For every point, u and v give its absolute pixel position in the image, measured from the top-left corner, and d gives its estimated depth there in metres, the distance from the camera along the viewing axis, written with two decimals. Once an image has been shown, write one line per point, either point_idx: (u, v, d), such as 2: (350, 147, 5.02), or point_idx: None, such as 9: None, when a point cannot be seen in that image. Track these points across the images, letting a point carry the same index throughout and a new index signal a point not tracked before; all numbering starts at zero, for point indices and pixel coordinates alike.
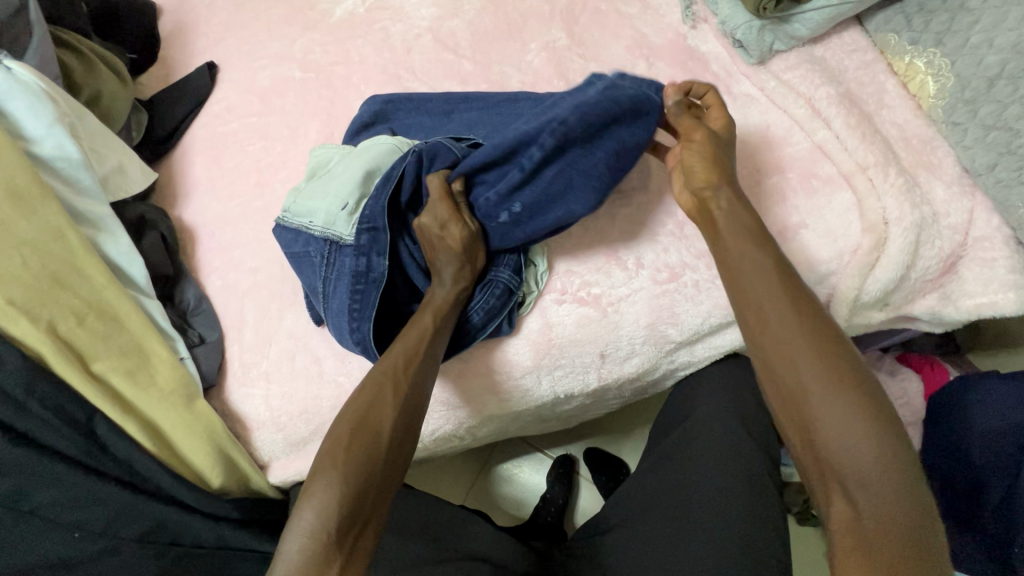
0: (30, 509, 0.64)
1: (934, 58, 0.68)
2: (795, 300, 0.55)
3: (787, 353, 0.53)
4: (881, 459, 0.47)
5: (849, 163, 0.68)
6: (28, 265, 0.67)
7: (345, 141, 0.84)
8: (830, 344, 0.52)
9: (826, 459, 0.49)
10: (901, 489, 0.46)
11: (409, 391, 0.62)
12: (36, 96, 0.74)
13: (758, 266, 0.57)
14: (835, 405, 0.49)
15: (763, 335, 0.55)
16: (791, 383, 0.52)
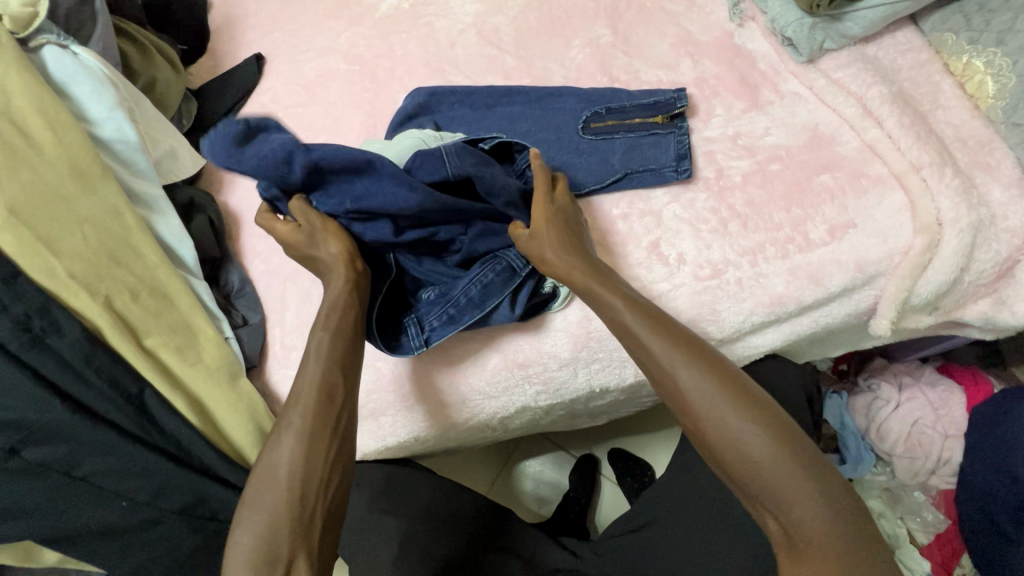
0: (81, 476, 0.67)
1: (994, 57, 0.67)
2: (660, 336, 0.57)
3: (686, 401, 0.54)
4: (795, 474, 0.49)
5: (902, 163, 0.67)
6: (88, 241, 0.69)
7: (388, 132, 0.84)
8: (702, 367, 0.55)
9: (749, 490, 0.51)
10: (806, 483, 0.49)
11: (311, 418, 0.58)
12: (100, 81, 0.77)
13: (639, 313, 0.59)
14: (736, 429, 0.51)
15: (656, 379, 0.56)
16: (703, 428, 0.53)
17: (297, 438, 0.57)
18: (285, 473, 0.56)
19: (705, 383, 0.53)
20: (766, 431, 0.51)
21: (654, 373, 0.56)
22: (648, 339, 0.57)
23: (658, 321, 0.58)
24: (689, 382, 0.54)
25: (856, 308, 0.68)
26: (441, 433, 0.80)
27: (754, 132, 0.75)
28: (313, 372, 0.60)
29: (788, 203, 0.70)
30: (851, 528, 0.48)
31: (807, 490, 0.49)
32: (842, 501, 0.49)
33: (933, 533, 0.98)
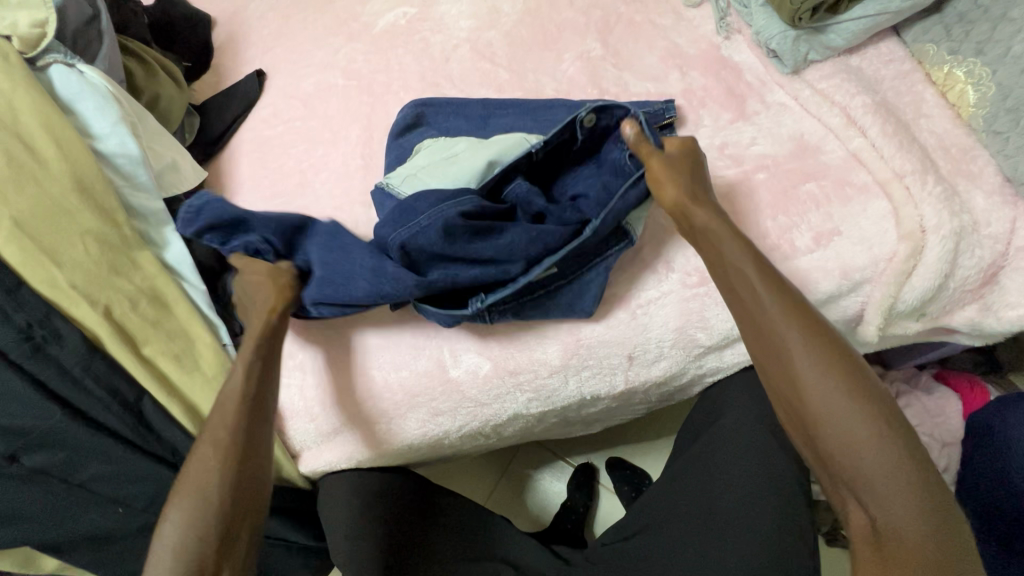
0: (79, 482, 0.68)
1: (974, 67, 0.68)
2: (792, 311, 0.55)
3: (795, 371, 0.53)
4: (901, 464, 0.49)
5: (885, 171, 0.68)
6: (89, 251, 0.71)
7: (389, 141, 0.86)
8: (831, 348, 0.53)
9: (841, 473, 0.50)
10: (912, 491, 0.48)
11: (225, 440, 0.61)
12: (104, 98, 0.80)
13: (760, 277, 0.58)
14: (841, 418, 0.51)
15: (765, 353, 0.56)
16: (804, 402, 0.52)
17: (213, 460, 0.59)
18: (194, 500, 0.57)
19: (820, 359, 0.53)
20: (875, 419, 0.50)
21: (761, 338, 0.56)
22: (764, 303, 0.56)
23: (778, 287, 0.57)
24: (804, 354, 0.53)
25: (843, 314, 0.69)
26: (435, 441, 0.81)
27: (741, 141, 0.76)
28: (222, 402, 0.64)
29: (775, 211, 0.70)
30: (950, 539, 0.47)
31: (905, 482, 0.48)
32: (945, 510, 0.48)
33: None
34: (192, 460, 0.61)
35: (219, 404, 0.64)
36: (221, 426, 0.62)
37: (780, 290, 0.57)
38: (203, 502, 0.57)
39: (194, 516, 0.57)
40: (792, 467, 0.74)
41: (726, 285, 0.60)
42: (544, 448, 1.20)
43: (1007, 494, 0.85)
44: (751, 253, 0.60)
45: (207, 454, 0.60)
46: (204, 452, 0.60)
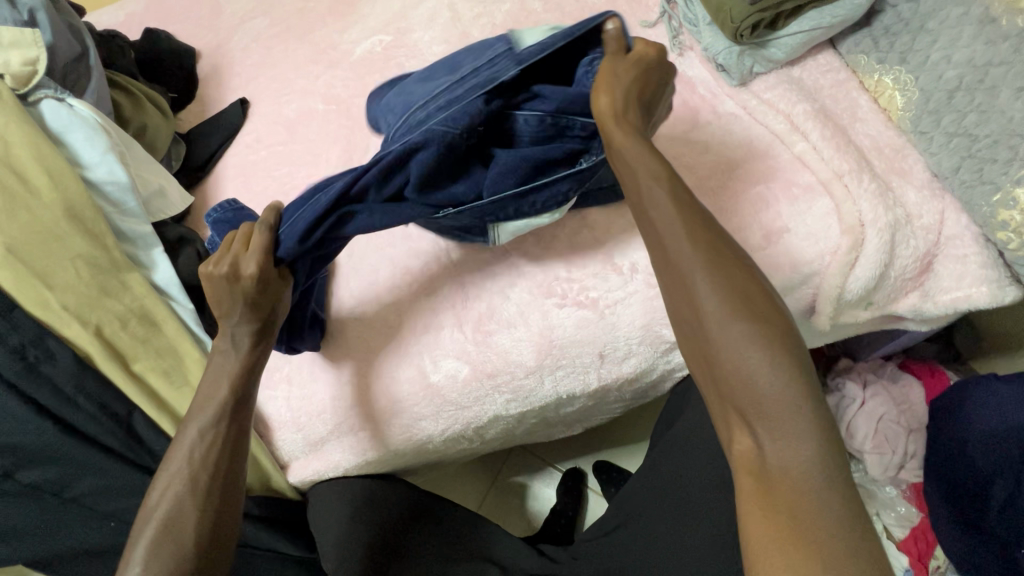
0: (71, 497, 0.71)
1: (900, 74, 0.74)
2: (707, 237, 0.55)
3: (699, 297, 0.54)
4: (790, 392, 0.49)
5: (826, 171, 0.73)
6: (81, 275, 0.74)
7: None
8: (734, 271, 0.54)
9: (737, 399, 0.51)
10: (796, 417, 0.49)
11: (208, 463, 0.65)
12: (93, 128, 0.84)
13: (669, 206, 0.57)
14: (739, 345, 0.51)
15: (675, 276, 0.56)
16: (707, 327, 0.53)
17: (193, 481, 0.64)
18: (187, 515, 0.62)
19: (722, 282, 0.53)
20: (773, 345, 0.51)
21: (669, 264, 0.56)
22: (670, 229, 0.56)
23: (688, 213, 0.57)
24: (706, 280, 0.53)
25: (797, 306, 0.74)
26: (420, 445, 0.84)
27: (696, 149, 0.81)
28: (193, 427, 0.66)
29: (728, 212, 0.75)
30: (840, 471, 0.49)
31: (798, 406, 0.49)
32: (830, 443, 0.49)
33: (908, 527, 1.01)
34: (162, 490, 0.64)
35: (194, 440, 0.66)
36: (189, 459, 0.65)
37: (686, 212, 0.56)
38: (175, 522, 0.61)
39: (166, 535, 0.61)
40: None
41: (637, 210, 0.59)
42: (532, 454, 1.23)
43: (970, 474, 0.88)
44: (669, 174, 0.58)
45: (177, 481, 0.64)
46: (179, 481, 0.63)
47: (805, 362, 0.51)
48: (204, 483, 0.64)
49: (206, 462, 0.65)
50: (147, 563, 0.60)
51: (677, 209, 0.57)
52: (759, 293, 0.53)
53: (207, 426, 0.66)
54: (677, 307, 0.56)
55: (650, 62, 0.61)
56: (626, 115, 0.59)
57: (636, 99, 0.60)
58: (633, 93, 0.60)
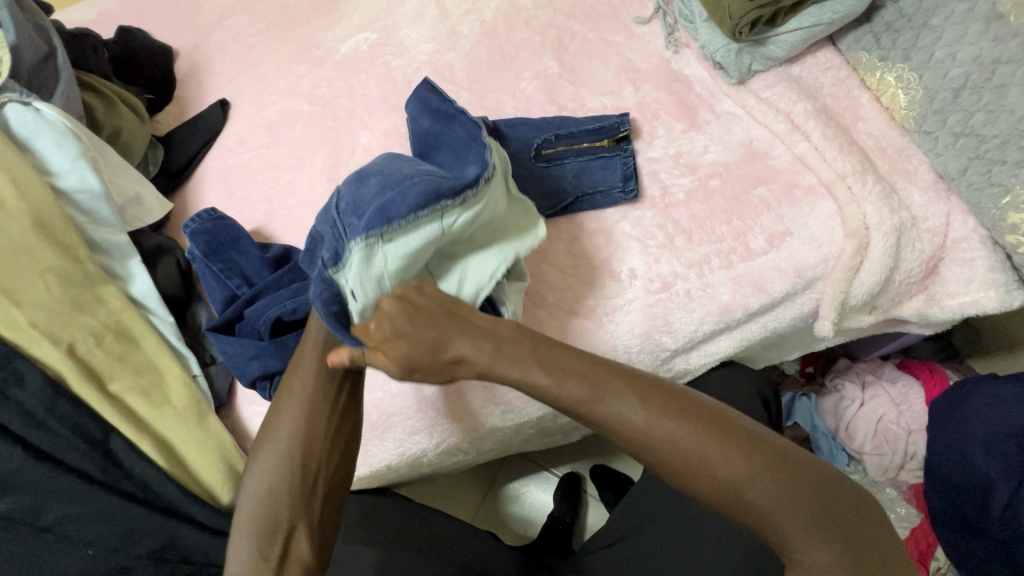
0: (46, 526, 0.66)
1: (903, 72, 0.72)
2: (635, 390, 0.54)
3: (667, 455, 0.53)
4: (793, 504, 0.50)
5: (829, 173, 0.71)
6: (51, 289, 0.70)
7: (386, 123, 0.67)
8: (684, 418, 0.53)
9: (753, 526, 0.52)
10: (814, 524, 0.50)
11: (307, 440, 0.60)
12: (62, 133, 0.79)
13: (587, 383, 0.55)
14: (734, 482, 0.51)
15: (642, 450, 0.54)
16: (697, 480, 0.52)
17: (292, 454, 0.59)
18: (287, 490, 0.59)
19: (677, 433, 0.52)
20: (757, 467, 0.51)
21: (625, 436, 0.54)
22: (606, 400, 0.54)
23: (606, 382, 0.55)
24: (666, 437, 0.53)
25: (800, 311, 0.72)
26: (414, 460, 0.81)
27: (694, 150, 0.79)
28: (292, 401, 0.61)
29: (729, 216, 0.73)
30: (861, 539, 0.51)
31: (808, 514, 0.50)
32: (839, 517, 0.51)
33: (908, 528, 0.99)
34: (248, 489, 0.60)
35: (295, 434, 0.60)
36: (283, 451, 0.60)
37: (554, 371, 0.55)
38: (271, 519, 0.58)
39: (263, 535, 0.58)
40: None
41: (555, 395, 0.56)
42: (529, 461, 1.21)
43: (972, 475, 0.87)
44: (552, 351, 0.57)
45: (280, 475, 0.59)
46: (270, 480, 0.59)
47: (790, 460, 0.52)
48: (302, 481, 0.59)
49: (306, 458, 0.60)
50: (249, 533, 0.58)
51: (601, 384, 0.55)
52: (712, 426, 0.53)
53: (312, 417, 0.61)
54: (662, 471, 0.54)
55: (389, 317, 0.55)
56: (452, 370, 0.57)
57: (416, 356, 0.55)
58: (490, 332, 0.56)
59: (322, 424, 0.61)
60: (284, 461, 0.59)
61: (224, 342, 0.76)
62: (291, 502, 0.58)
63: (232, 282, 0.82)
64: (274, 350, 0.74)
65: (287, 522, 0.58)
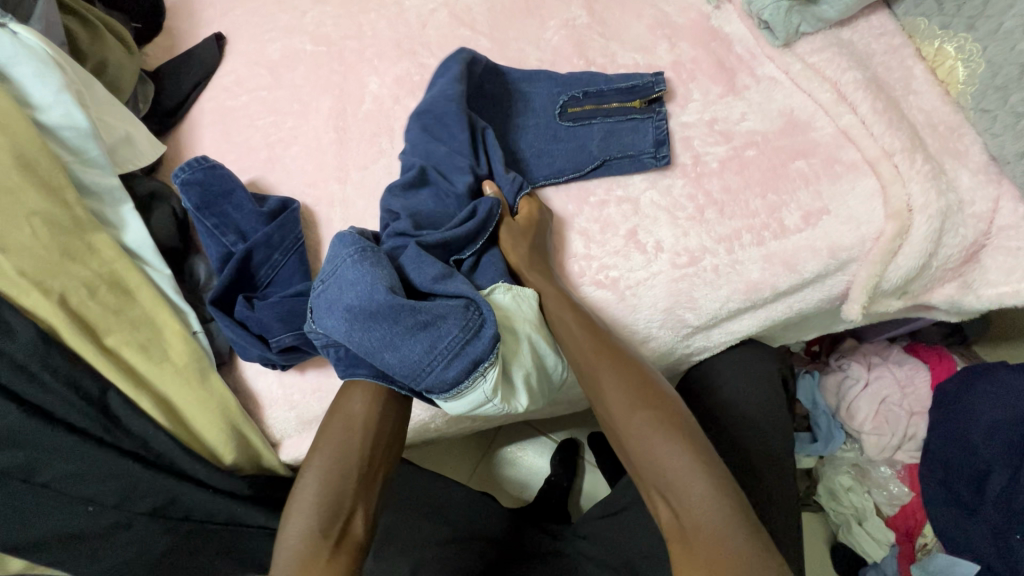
0: (44, 482, 0.63)
1: (965, 43, 0.68)
2: (593, 328, 0.64)
3: (601, 391, 0.61)
4: (685, 463, 0.55)
5: (874, 149, 0.68)
6: (38, 235, 0.65)
7: (319, 285, 0.63)
8: (624, 358, 0.62)
9: (653, 482, 0.56)
10: (697, 478, 0.54)
11: (368, 456, 0.65)
12: (43, 62, 0.72)
13: (577, 325, 0.64)
14: (639, 423, 0.58)
15: (579, 367, 0.63)
16: (613, 413, 0.60)
17: (349, 467, 0.63)
18: (348, 496, 0.62)
19: (625, 386, 0.60)
20: (678, 435, 0.56)
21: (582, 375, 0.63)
22: (579, 343, 0.63)
23: (593, 330, 0.64)
24: (613, 385, 0.60)
25: (829, 293, 0.70)
26: (421, 426, 0.80)
27: (731, 117, 0.74)
28: (353, 425, 0.65)
29: (764, 190, 0.70)
30: (744, 521, 0.52)
31: (698, 472, 0.54)
32: (735, 497, 0.53)
33: (898, 506, 1.01)
34: (308, 482, 0.62)
35: (360, 437, 0.65)
36: (345, 448, 0.64)
37: (553, 298, 0.66)
38: (336, 502, 0.61)
39: (325, 515, 0.60)
40: (781, 440, 0.75)
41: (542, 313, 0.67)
42: (527, 425, 1.21)
43: (975, 462, 0.87)
44: (566, 306, 0.66)
45: (347, 466, 0.63)
46: (333, 470, 0.62)
47: (694, 430, 0.58)
48: (365, 474, 0.64)
49: (366, 463, 0.64)
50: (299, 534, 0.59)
51: (583, 331, 0.64)
52: (657, 391, 0.60)
53: (353, 450, 0.64)
54: (591, 397, 0.62)
55: (543, 229, 0.71)
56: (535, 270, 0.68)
57: (539, 256, 0.69)
58: (535, 258, 0.69)
59: (379, 433, 0.66)
60: (348, 454, 0.63)
61: (228, 323, 0.73)
62: (353, 495, 0.62)
63: (226, 239, 0.77)
64: (282, 318, 0.72)
65: (348, 507, 0.61)
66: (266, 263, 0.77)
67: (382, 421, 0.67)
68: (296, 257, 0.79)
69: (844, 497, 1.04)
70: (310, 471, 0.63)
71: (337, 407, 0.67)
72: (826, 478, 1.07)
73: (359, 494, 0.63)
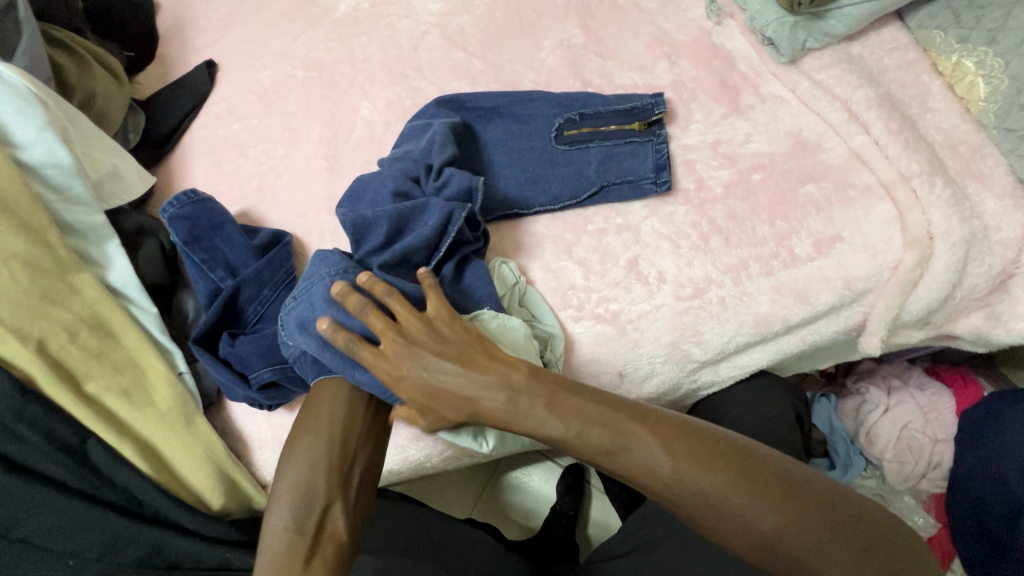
0: (21, 538, 0.61)
1: (985, 57, 0.64)
2: (620, 415, 0.55)
3: (676, 494, 0.52)
4: (807, 526, 0.50)
5: (890, 172, 0.63)
6: (17, 279, 0.64)
7: (296, 287, 0.64)
8: (676, 437, 0.54)
9: (785, 565, 0.50)
10: (822, 535, 0.49)
11: (343, 445, 0.59)
12: (25, 100, 0.70)
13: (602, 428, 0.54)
14: (739, 509, 0.50)
15: (636, 475, 0.53)
16: (705, 511, 0.51)
17: (318, 463, 0.58)
18: (319, 491, 0.57)
19: (710, 484, 0.51)
20: (792, 511, 0.50)
21: (658, 489, 0.53)
22: (622, 439, 0.53)
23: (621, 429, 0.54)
24: (698, 490, 0.51)
25: (845, 325, 0.66)
26: (416, 465, 0.76)
27: (735, 139, 0.71)
28: (325, 414, 0.60)
29: (772, 216, 0.66)
30: (875, 547, 0.50)
31: (821, 528, 0.50)
32: (857, 529, 0.50)
33: (924, 538, 0.96)
34: (282, 478, 0.59)
35: (330, 421, 0.60)
36: (319, 438, 0.59)
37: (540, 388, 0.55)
38: (308, 495, 0.57)
39: (296, 509, 0.57)
40: None
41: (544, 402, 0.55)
42: (532, 451, 1.17)
43: (1006, 495, 0.82)
44: (560, 409, 0.55)
45: (319, 458, 0.58)
46: (301, 463, 0.58)
47: (788, 481, 0.52)
48: (337, 459, 0.59)
49: (342, 452, 0.59)
50: (274, 536, 0.56)
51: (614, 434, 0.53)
52: (731, 458, 0.52)
53: (325, 443, 0.59)
54: (669, 499, 0.53)
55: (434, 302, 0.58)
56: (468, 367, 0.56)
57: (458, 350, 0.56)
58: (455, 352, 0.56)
59: (358, 416, 0.61)
60: (321, 447, 0.59)
61: (213, 362, 0.71)
62: (326, 488, 0.58)
63: (215, 274, 0.75)
64: (262, 354, 0.69)
65: (322, 499, 0.57)
66: (255, 299, 0.74)
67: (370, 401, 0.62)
68: (286, 292, 0.76)
69: None
70: (283, 466, 0.59)
71: (313, 391, 0.62)
72: None
73: (335, 488, 0.58)
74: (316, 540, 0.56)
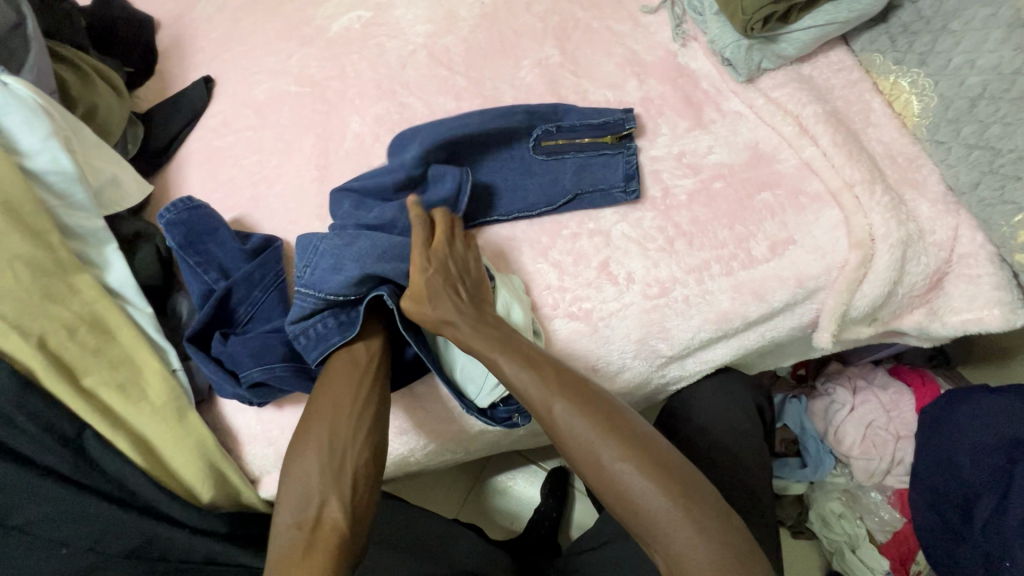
0: (17, 525, 0.64)
1: (917, 78, 0.71)
2: (538, 365, 0.61)
3: (562, 435, 0.58)
4: (670, 509, 0.53)
5: (836, 180, 0.69)
6: (19, 278, 0.67)
7: (310, 249, 0.70)
8: (580, 390, 0.60)
9: (642, 533, 0.55)
10: (681, 520, 0.53)
11: (337, 445, 0.61)
12: (32, 111, 0.74)
13: (524, 367, 0.61)
14: (613, 468, 0.56)
15: (537, 413, 0.60)
16: (583, 455, 0.57)
17: (314, 463, 0.60)
18: (315, 488, 0.59)
19: (589, 429, 0.57)
20: (654, 474, 0.55)
21: (546, 423, 0.59)
22: (531, 385, 0.60)
23: (540, 370, 0.61)
24: (575, 429, 0.58)
25: (800, 321, 0.71)
26: (400, 460, 0.80)
27: (698, 150, 0.76)
28: (316, 421, 0.62)
29: (731, 221, 0.71)
30: (732, 555, 0.52)
31: (687, 518, 0.53)
32: (722, 532, 0.53)
33: (890, 532, 0.99)
34: (284, 480, 0.61)
35: (323, 429, 0.62)
36: (314, 441, 0.61)
37: (490, 332, 0.63)
38: (306, 493, 0.59)
39: (295, 508, 0.58)
40: (758, 468, 0.74)
41: (490, 335, 0.63)
42: (515, 454, 1.20)
43: (960, 486, 0.86)
44: (504, 343, 0.62)
45: (312, 457, 0.60)
46: (299, 466, 0.60)
47: (668, 463, 0.56)
48: (330, 460, 0.60)
49: (335, 450, 0.61)
50: (277, 533, 0.58)
51: (532, 373, 0.61)
52: (621, 423, 0.58)
53: (318, 445, 0.61)
54: (557, 441, 0.59)
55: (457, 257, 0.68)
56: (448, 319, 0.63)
57: (454, 298, 0.64)
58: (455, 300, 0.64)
59: (347, 419, 0.63)
60: (315, 450, 0.61)
61: (205, 360, 0.74)
62: (321, 486, 0.59)
63: (208, 276, 0.79)
64: (253, 356, 0.71)
65: (318, 495, 0.59)
66: (246, 300, 0.78)
67: (361, 405, 0.64)
68: (276, 293, 0.80)
69: (835, 524, 1.02)
70: (284, 472, 0.61)
71: (309, 403, 0.65)
72: (817, 504, 1.06)
73: (332, 485, 0.59)
74: (315, 533, 0.56)
